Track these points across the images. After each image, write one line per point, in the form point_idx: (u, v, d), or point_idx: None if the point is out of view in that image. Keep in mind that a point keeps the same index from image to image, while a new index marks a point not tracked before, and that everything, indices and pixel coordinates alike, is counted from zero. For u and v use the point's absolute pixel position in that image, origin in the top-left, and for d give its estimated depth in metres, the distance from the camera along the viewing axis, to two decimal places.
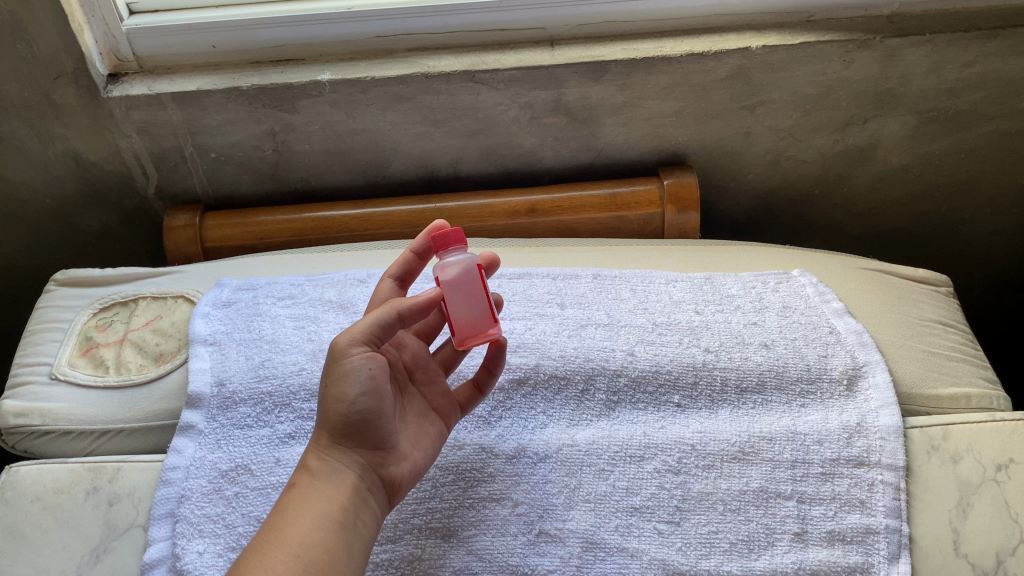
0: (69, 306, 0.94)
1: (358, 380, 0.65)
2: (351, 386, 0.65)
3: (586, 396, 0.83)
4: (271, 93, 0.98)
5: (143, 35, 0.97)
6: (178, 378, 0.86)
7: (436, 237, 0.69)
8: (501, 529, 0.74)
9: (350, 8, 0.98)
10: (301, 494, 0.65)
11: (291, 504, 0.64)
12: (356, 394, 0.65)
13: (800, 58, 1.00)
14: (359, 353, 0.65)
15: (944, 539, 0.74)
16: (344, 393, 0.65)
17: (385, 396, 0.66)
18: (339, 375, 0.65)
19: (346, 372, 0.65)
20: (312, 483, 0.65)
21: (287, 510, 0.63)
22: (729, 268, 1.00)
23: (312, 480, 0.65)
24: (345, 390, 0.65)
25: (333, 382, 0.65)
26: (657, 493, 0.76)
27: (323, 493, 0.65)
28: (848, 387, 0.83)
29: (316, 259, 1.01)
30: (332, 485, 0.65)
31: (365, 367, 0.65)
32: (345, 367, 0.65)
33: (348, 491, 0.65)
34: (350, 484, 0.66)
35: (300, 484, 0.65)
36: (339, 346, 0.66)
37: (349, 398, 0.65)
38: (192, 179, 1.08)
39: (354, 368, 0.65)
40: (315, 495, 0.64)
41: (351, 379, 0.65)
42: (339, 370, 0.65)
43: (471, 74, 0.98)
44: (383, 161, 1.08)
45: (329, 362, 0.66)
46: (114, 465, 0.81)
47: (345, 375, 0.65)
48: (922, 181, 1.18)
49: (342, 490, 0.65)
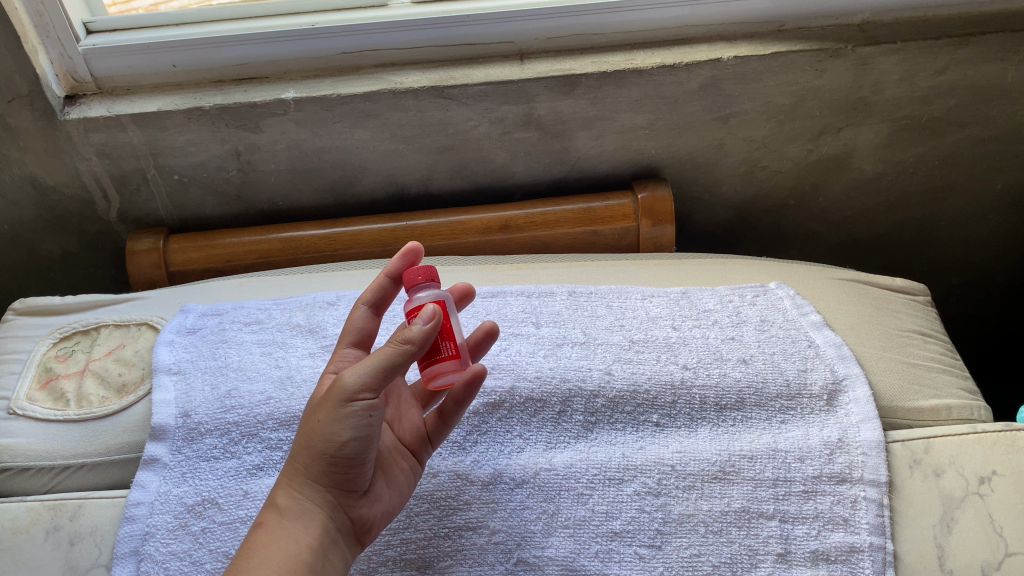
0: (28, 336, 0.91)
1: (354, 426, 0.61)
2: (344, 430, 0.61)
3: (563, 417, 0.81)
4: (235, 113, 0.96)
5: (101, 56, 0.95)
6: (142, 409, 0.83)
7: (432, 266, 0.70)
8: (478, 559, 0.72)
9: (314, 25, 0.96)
10: (269, 534, 0.62)
11: (258, 544, 0.61)
12: (348, 438, 0.62)
13: (772, 68, 0.99)
14: (363, 400, 0.61)
15: (929, 555, 0.73)
16: (334, 436, 0.62)
17: (375, 443, 0.63)
18: (338, 417, 0.61)
19: (343, 416, 0.61)
20: (281, 523, 0.63)
21: (253, 551, 0.61)
22: (706, 281, 0.99)
23: (281, 519, 0.63)
24: (337, 432, 0.62)
25: (325, 420, 0.61)
26: (637, 516, 0.74)
27: (292, 534, 0.62)
28: (828, 401, 0.82)
29: (284, 281, 0.98)
30: (301, 526, 0.63)
31: (364, 415, 0.61)
32: (345, 412, 0.61)
33: (318, 532, 0.63)
34: (320, 527, 0.63)
35: (268, 523, 0.63)
36: (346, 387, 0.61)
37: (338, 442, 0.62)
38: (155, 202, 1.06)
39: (354, 414, 0.61)
40: (283, 537, 0.62)
41: (347, 424, 0.61)
42: (335, 415, 0.61)
43: (439, 89, 0.96)
44: (352, 179, 1.06)
45: (331, 399, 0.61)
46: (75, 502, 0.78)
47: (342, 419, 0.61)
48: (897, 189, 1.18)
49: (311, 531, 0.63)
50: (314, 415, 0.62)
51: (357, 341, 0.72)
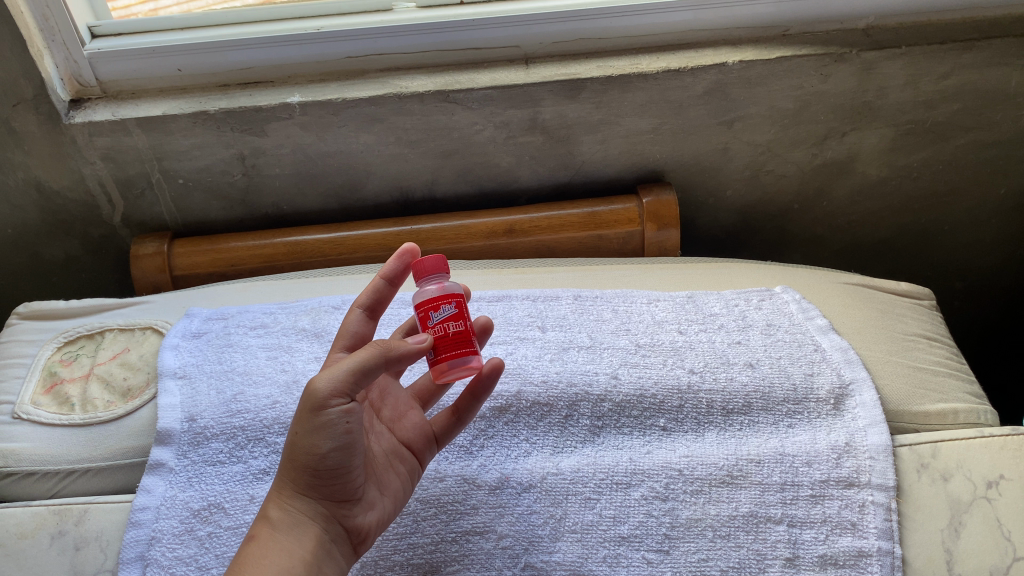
0: (33, 340, 0.90)
1: (332, 435, 0.61)
2: (324, 440, 0.61)
3: (569, 422, 0.80)
4: (240, 117, 0.96)
5: (106, 60, 0.95)
6: (147, 414, 0.83)
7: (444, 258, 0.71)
8: (486, 564, 0.72)
9: (320, 29, 0.96)
10: (261, 547, 0.62)
11: (250, 557, 0.61)
12: (328, 448, 0.61)
13: (777, 72, 0.99)
14: (337, 404, 0.61)
15: (938, 559, 0.73)
16: (314, 445, 0.61)
17: (358, 450, 0.63)
18: (313, 428, 0.61)
19: (320, 426, 0.61)
20: (274, 536, 0.62)
21: (246, 565, 0.60)
22: (712, 285, 0.99)
23: (273, 531, 0.63)
24: (317, 443, 0.61)
25: (303, 432, 0.61)
26: (645, 521, 0.74)
27: (282, 545, 0.62)
28: (835, 405, 0.82)
29: (289, 285, 0.98)
30: (293, 538, 0.62)
31: (342, 423, 0.61)
32: (320, 420, 0.61)
33: (311, 544, 0.62)
34: (312, 538, 0.63)
35: (260, 536, 0.63)
36: (317, 393, 0.61)
37: (319, 452, 0.62)
38: (159, 207, 1.05)
39: (330, 422, 0.61)
40: (275, 549, 0.62)
41: (326, 433, 0.61)
42: (310, 423, 0.61)
43: (445, 93, 0.96)
44: (357, 182, 1.06)
45: (303, 407, 0.62)
46: (81, 506, 0.77)
47: (318, 428, 0.61)
48: (901, 194, 1.18)
49: (305, 544, 0.62)
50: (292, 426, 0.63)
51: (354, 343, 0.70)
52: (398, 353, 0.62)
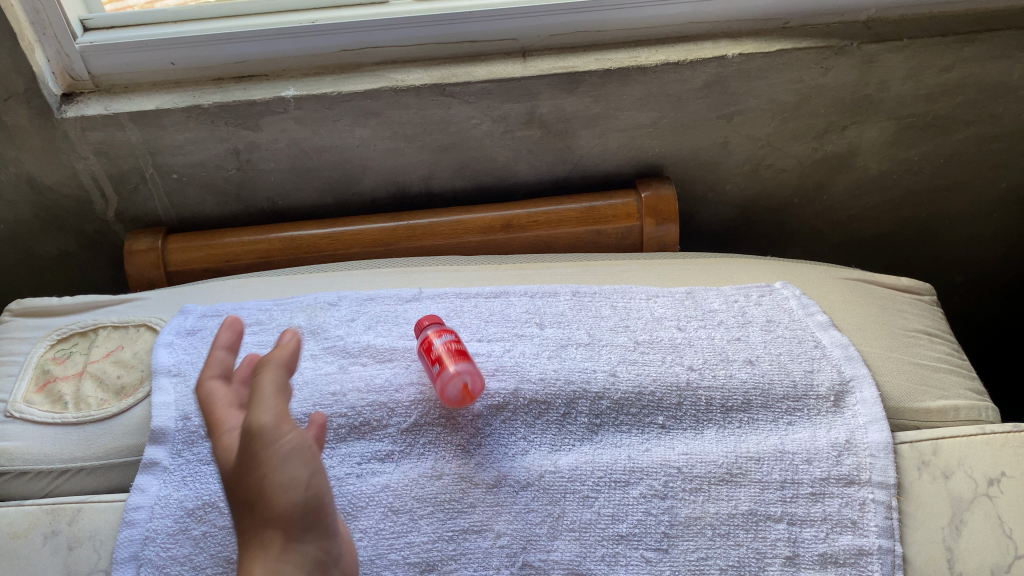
0: (25, 338, 0.90)
1: (303, 461, 0.56)
2: (299, 468, 0.56)
3: (567, 419, 0.79)
4: (234, 111, 0.95)
5: (98, 53, 0.94)
6: (141, 412, 0.82)
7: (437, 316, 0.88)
8: (483, 563, 0.71)
9: (314, 22, 0.95)
10: None
11: None
12: (306, 476, 0.56)
13: (777, 65, 0.98)
14: (289, 429, 0.57)
15: (939, 557, 0.72)
16: (291, 480, 0.55)
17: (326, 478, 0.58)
18: (285, 458, 0.56)
19: (286, 456, 0.56)
20: None
21: None
22: (711, 280, 0.98)
23: None
24: (292, 478, 0.55)
25: (272, 472, 0.55)
26: (644, 519, 0.74)
27: None
28: (835, 402, 0.81)
29: (284, 282, 0.97)
30: None
31: (305, 446, 0.57)
32: (285, 448, 0.56)
33: None
34: None
35: None
36: (265, 429, 0.56)
37: (299, 484, 0.55)
38: (153, 202, 1.04)
39: (298, 447, 0.56)
40: None
41: (295, 461, 0.56)
42: (280, 450, 0.56)
43: (441, 87, 0.95)
44: (353, 177, 1.05)
45: (254, 455, 0.56)
46: (74, 506, 0.76)
47: (287, 459, 0.56)
48: (901, 188, 1.17)
49: None
50: (253, 483, 0.55)
51: (238, 404, 0.66)
52: (294, 348, 0.63)
